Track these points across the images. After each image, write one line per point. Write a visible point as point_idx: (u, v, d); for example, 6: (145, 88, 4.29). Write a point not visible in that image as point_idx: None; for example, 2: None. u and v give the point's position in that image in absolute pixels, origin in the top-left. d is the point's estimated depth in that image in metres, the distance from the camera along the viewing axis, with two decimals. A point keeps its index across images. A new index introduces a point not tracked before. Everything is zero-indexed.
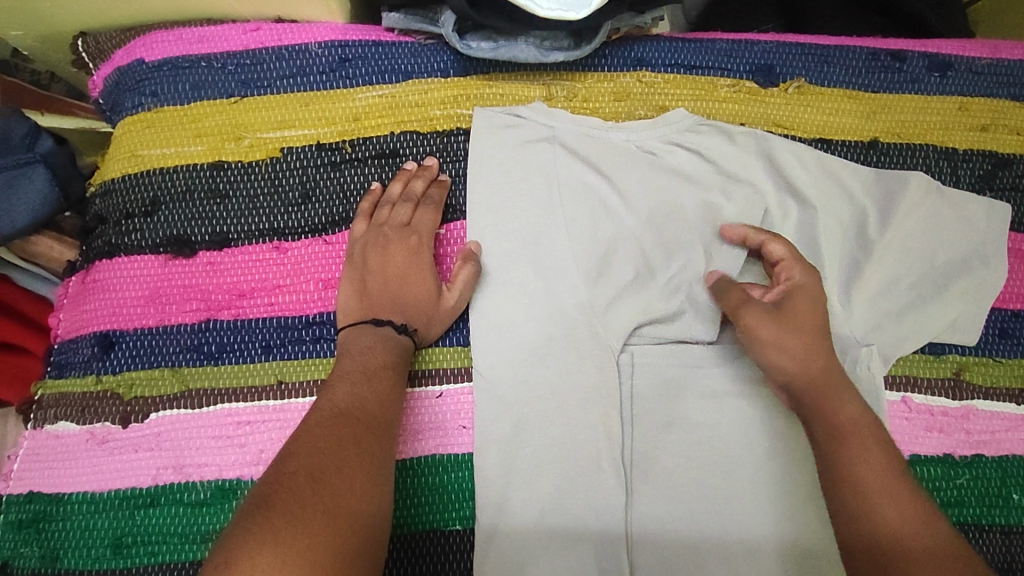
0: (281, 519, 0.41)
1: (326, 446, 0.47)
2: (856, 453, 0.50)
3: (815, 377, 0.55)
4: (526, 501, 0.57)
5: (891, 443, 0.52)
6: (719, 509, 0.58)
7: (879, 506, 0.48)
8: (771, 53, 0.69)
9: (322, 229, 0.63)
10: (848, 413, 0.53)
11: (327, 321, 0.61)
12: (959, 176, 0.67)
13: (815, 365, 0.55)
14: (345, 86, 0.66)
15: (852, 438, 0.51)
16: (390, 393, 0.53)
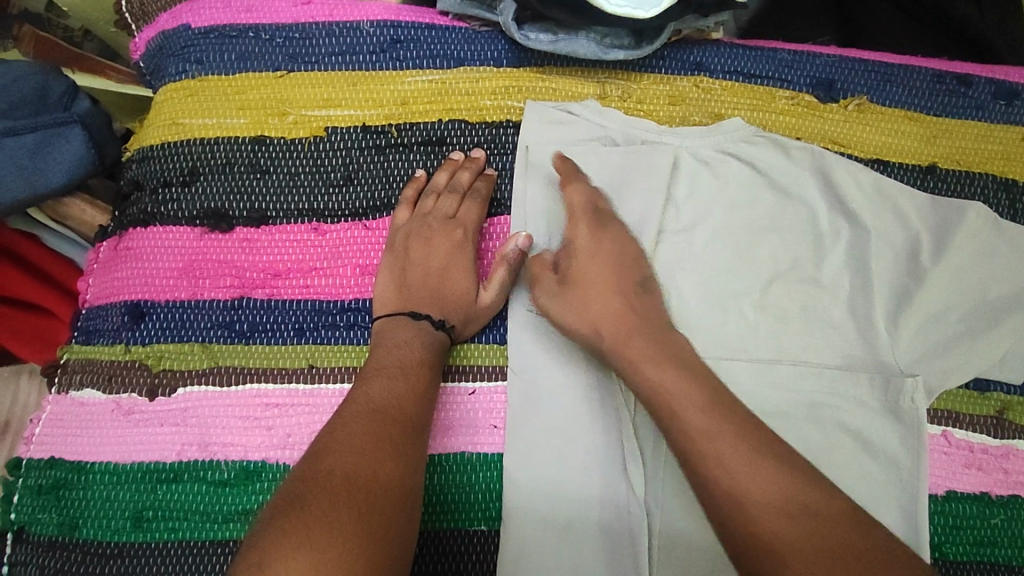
0: (315, 520, 0.40)
1: (361, 445, 0.46)
2: (670, 405, 0.49)
3: (602, 335, 0.55)
4: (553, 506, 0.56)
5: (666, 397, 0.50)
6: None
7: (711, 462, 0.46)
8: (833, 67, 0.67)
9: (362, 213, 0.62)
10: (643, 372, 0.51)
11: (362, 308, 0.60)
12: (1017, 209, 0.65)
13: (599, 329, 0.55)
14: (395, 68, 0.65)
15: (663, 392, 0.50)
16: (427, 391, 0.52)
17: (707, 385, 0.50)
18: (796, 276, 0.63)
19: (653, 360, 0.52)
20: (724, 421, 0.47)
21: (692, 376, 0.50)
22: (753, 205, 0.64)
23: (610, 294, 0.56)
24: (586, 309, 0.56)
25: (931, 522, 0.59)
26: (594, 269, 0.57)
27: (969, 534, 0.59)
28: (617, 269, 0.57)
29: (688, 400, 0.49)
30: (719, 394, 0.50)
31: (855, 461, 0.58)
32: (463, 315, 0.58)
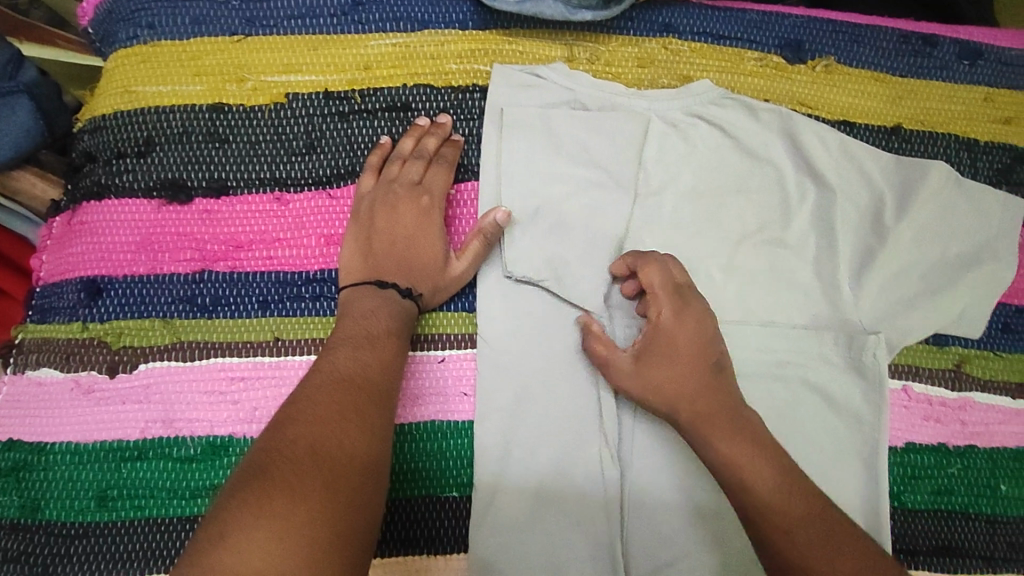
0: (280, 489, 0.40)
1: (328, 413, 0.45)
2: (748, 486, 0.47)
3: (681, 414, 0.52)
4: (525, 471, 0.56)
5: (756, 479, 0.47)
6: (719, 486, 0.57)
7: (797, 549, 0.45)
8: (801, 27, 0.67)
9: (327, 182, 0.61)
10: (718, 448, 0.49)
11: (328, 278, 0.59)
12: (977, 168, 0.66)
13: (685, 407, 0.52)
14: (357, 31, 0.63)
15: (740, 475, 0.48)
16: (394, 359, 0.51)
17: (778, 460, 0.49)
18: (764, 238, 0.63)
19: (729, 437, 0.49)
20: (801, 504, 0.46)
21: (761, 449, 0.49)
22: (723, 168, 0.64)
23: (690, 374, 0.52)
24: (666, 388, 0.52)
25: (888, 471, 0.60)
26: (679, 348, 0.53)
27: (928, 483, 0.60)
28: (697, 348, 0.53)
29: (757, 470, 0.48)
30: (784, 463, 0.48)
31: (819, 416, 0.60)
32: (432, 283, 0.57)
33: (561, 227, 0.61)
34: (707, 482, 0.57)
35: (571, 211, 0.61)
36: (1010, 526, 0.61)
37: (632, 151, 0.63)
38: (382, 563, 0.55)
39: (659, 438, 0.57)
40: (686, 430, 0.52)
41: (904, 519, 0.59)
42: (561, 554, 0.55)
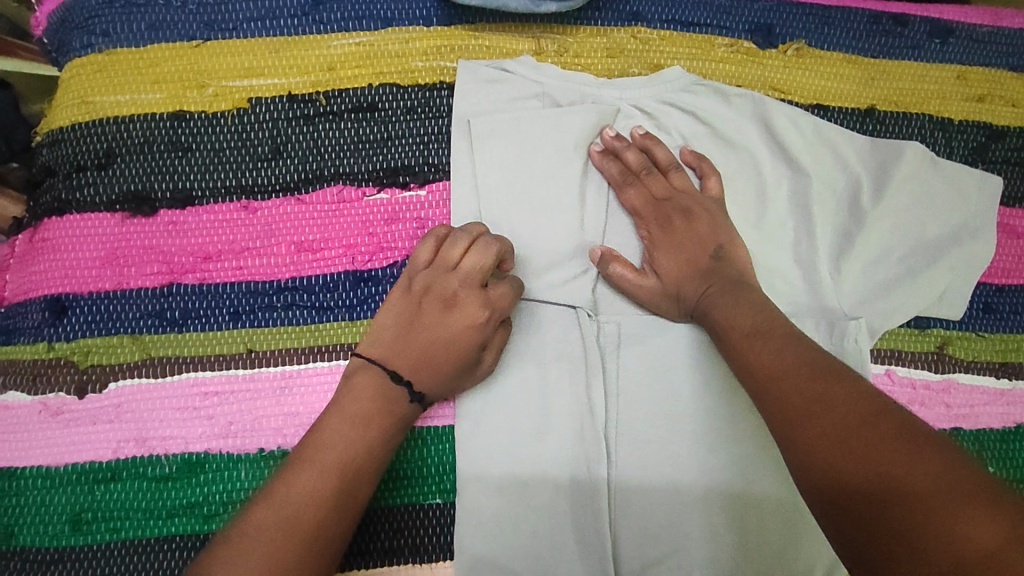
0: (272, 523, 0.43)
1: (332, 447, 0.47)
2: (746, 338, 0.52)
3: (687, 291, 0.58)
4: (507, 471, 0.55)
5: (753, 332, 0.52)
6: (703, 480, 0.56)
7: (778, 386, 0.47)
8: (771, 11, 0.66)
9: (294, 188, 0.59)
10: (714, 315, 0.55)
11: (300, 286, 0.58)
12: (953, 147, 0.66)
13: (687, 285, 0.58)
14: (319, 31, 0.61)
15: (731, 334, 0.53)
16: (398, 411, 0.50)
17: (768, 316, 0.53)
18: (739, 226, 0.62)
19: (750, 331, 0.52)
20: (787, 352, 0.49)
21: (755, 309, 0.54)
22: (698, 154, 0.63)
23: (696, 255, 0.59)
24: (671, 258, 0.59)
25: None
26: (692, 236, 0.59)
27: None
28: (703, 240, 0.59)
29: (754, 344, 0.51)
30: (774, 320, 0.53)
31: None
32: (453, 349, 0.52)
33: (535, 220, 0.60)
34: (694, 475, 0.56)
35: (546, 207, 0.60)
36: None
37: (603, 141, 0.62)
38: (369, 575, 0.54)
39: (643, 432, 0.57)
40: (694, 309, 0.57)
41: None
42: (551, 555, 0.54)
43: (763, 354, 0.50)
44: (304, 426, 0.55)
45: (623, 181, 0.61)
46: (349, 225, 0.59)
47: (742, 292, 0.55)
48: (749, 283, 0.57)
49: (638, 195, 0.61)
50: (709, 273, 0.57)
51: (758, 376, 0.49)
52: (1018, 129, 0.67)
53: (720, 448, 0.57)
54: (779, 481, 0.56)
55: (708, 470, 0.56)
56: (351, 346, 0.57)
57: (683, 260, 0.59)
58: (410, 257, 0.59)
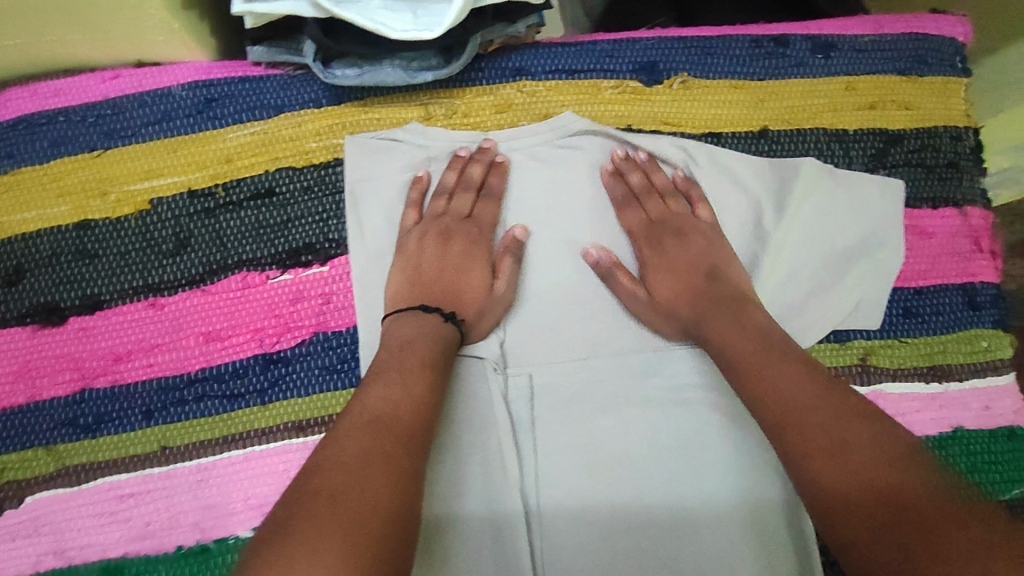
0: (327, 527, 0.40)
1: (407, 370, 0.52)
2: (757, 365, 0.52)
3: (684, 314, 0.60)
4: (436, 532, 0.57)
5: (789, 351, 0.53)
6: (622, 519, 0.58)
7: (809, 410, 0.47)
8: (653, 49, 0.67)
9: (200, 280, 0.60)
10: (714, 336, 0.57)
11: (211, 377, 0.58)
12: (851, 157, 0.67)
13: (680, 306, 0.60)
14: (213, 127, 0.63)
15: (738, 367, 0.54)
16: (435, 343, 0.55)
17: (763, 337, 0.54)
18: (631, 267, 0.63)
19: (755, 355, 0.53)
20: (803, 378, 0.50)
21: (756, 331, 0.55)
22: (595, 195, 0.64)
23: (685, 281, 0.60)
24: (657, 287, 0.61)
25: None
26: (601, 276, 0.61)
27: None
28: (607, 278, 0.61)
29: (777, 368, 0.51)
30: (769, 338, 0.54)
31: (726, 432, 0.60)
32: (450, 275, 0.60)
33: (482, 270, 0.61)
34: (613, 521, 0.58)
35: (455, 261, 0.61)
36: None
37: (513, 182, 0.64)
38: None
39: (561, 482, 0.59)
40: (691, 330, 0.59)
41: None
42: None
43: (861, 420, 0.46)
44: (222, 517, 0.56)
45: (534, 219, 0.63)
46: (256, 310, 0.60)
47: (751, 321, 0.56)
48: (748, 307, 0.57)
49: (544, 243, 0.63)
50: (706, 291, 0.59)
51: (766, 404, 0.50)
52: (913, 131, 0.68)
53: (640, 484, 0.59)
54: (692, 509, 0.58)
55: (623, 516, 0.58)
56: (266, 431, 0.58)
57: (677, 279, 0.61)
58: (318, 334, 0.60)
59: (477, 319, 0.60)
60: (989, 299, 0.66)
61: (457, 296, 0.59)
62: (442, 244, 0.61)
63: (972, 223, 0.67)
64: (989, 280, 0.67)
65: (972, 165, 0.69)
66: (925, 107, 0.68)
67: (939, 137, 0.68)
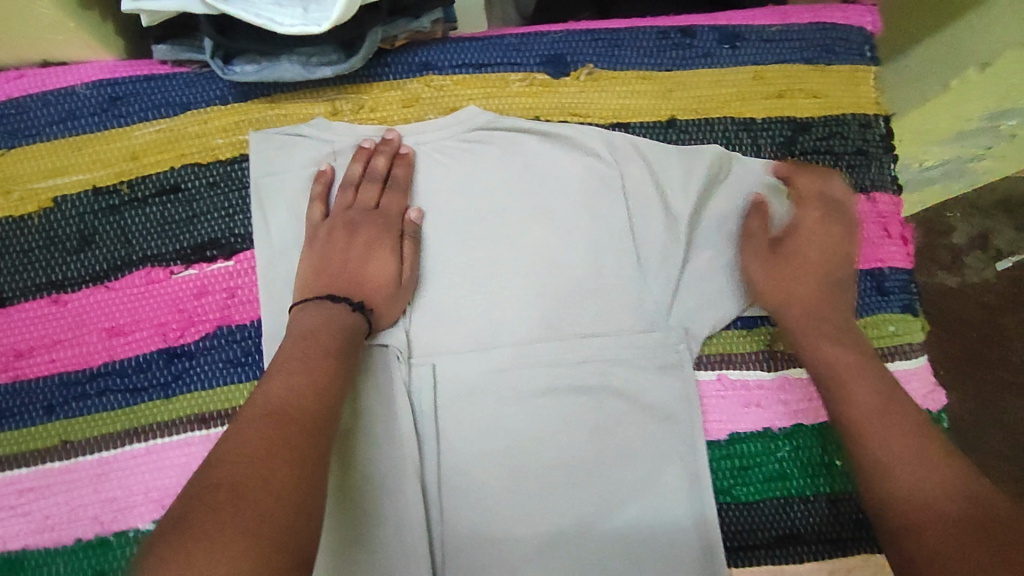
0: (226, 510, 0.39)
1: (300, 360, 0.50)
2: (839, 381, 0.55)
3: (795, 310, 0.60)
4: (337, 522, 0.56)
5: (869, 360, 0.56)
6: (532, 509, 0.58)
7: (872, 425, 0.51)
8: (560, 42, 0.67)
9: (103, 276, 0.60)
10: (822, 348, 0.57)
11: (113, 372, 0.59)
12: (760, 145, 0.67)
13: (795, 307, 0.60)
14: (118, 125, 0.63)
15: (836, 377, 0.55)
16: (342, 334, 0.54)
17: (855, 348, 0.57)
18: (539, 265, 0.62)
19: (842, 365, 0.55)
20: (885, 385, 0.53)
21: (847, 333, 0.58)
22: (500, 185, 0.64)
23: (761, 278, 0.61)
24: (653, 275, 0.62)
25: (715, 468, 0.61)
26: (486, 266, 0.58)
27: (759, 472, 0.61)
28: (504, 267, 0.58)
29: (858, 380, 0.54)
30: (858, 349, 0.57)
31: (631, 423, 0.60)
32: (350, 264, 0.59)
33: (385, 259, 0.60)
34: (520, 512, 0.58)
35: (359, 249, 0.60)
36: (855, 501, 0.61)
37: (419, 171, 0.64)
38: None
39: (468, 474, 0.59)
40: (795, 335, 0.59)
41: (738, 512, 0.60)
42: None
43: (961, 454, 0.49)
44: (122, 510, 0.56)
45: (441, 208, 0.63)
46: (159, 304, 0.60)
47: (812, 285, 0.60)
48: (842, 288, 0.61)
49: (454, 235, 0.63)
50: (798, 268, 0.61)
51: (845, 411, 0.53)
52: (821, 119, 0.68)
53: (547, 473, 0.59)
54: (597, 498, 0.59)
55: (531, 506, 0.58)
56: (168, 424, 0.58)
57: (793, 290, 0.60)
58: (221, 327, 0.60)
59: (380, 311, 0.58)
60: (901, 285, 0.67)
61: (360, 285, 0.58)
62: (348, 235, 0.60)
63: (881, 209, 0.68)
64: (900, 266, 0.67)
65: (882, 152, 0.69)
66: (833, 94, 0.69)
67: (849, 124, 0.68)
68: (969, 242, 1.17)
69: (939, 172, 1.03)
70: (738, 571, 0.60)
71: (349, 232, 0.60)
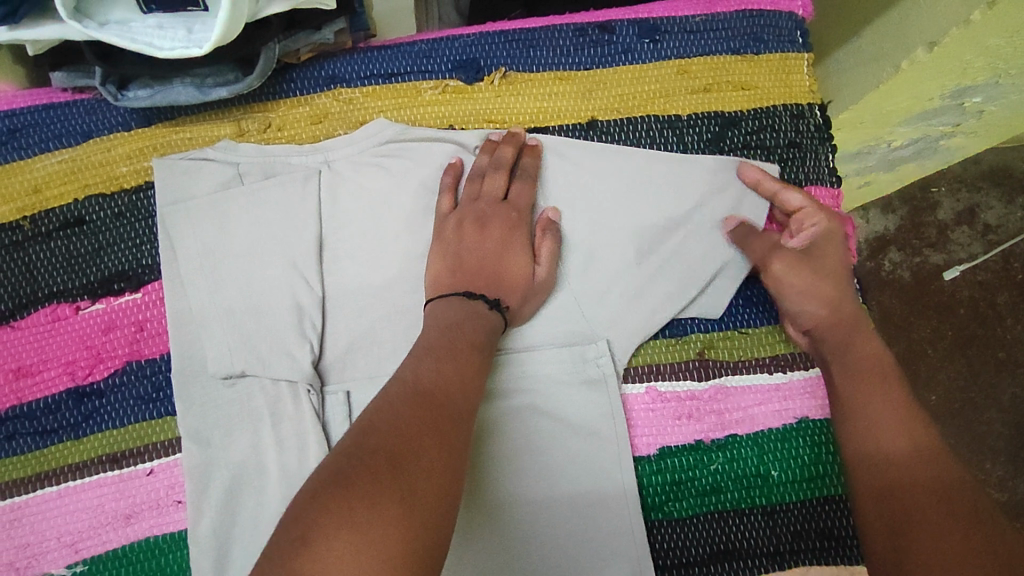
0: (392, 500, 0.40)
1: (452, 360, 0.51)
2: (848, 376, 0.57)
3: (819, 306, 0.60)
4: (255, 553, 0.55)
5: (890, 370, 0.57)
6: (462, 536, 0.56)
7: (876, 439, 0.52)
8: (473, 46, 0.65)
9: (9, 315, 0.59)
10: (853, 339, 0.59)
11: (22, 414, 0.58)
12: (686, 144, 0.65)
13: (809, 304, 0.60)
14: (20, 158, 0.61)
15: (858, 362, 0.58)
16: (474, 327, 0.55)
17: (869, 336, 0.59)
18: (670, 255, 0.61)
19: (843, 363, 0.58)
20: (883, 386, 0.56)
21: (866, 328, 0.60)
22: (412, 201, 0.62)
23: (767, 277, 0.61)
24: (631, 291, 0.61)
25: (645, 484, 0.59)
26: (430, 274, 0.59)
27: (691, 487, 0.59)
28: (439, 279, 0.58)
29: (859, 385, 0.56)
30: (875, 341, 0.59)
31: (556, 440, 0.59)
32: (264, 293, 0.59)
33: (300, 283, 0.59)
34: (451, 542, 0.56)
35: (275, 278, 0.59)
36: (792, 512, 0.59)
37: (330, 189, 0.62)
38: None
39: None
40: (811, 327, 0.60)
41: (671, 529, 0.59)
42: None
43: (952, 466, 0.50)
44: (35, 556, 0.56)
45: (361, 224, 0.62)
46: (67, 342, 0.59)
47: (802, 293, 0.60)
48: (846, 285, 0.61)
49: (369, 255, 0.61)
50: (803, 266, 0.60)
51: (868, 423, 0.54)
52: (751, 112, 0.65)
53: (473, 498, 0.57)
54: (522, 521, 0.57)
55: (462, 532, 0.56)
56: (77, 466, 0.57)
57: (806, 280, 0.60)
58: (131, 363, 0.59)
59: (298, 338, 0.58)
60: None
61: (268, 316, 0.58)
62: (479, 229, 0.59)
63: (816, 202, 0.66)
64: None
65: (817, 142, 0.66)
66: (762, 85, 0.66)
67: (780, 116, 0.66)
68: (954, 217, 1.14)
69: (909, 152, 1.00)
70: None
71: (480, 229, 0.60)
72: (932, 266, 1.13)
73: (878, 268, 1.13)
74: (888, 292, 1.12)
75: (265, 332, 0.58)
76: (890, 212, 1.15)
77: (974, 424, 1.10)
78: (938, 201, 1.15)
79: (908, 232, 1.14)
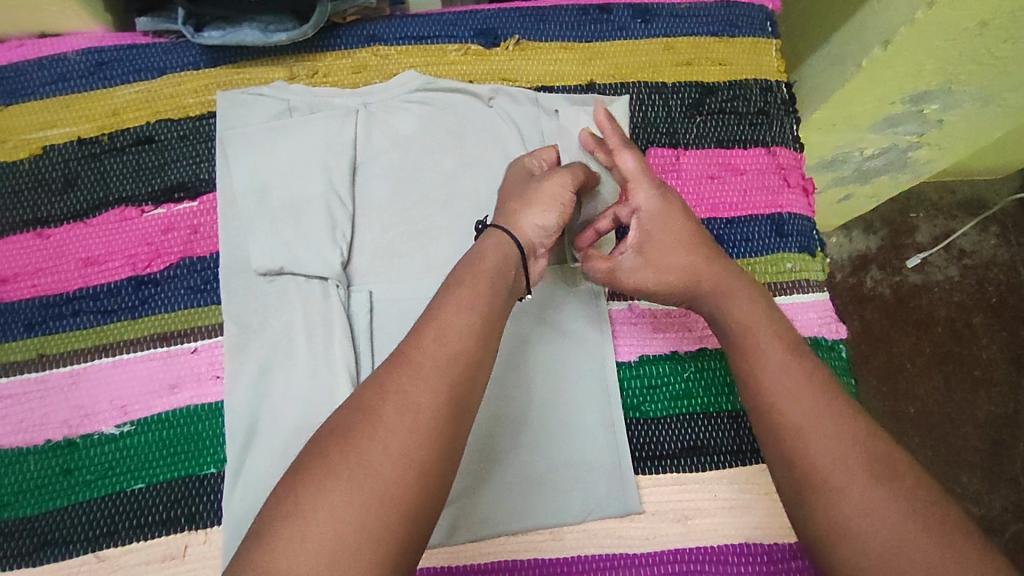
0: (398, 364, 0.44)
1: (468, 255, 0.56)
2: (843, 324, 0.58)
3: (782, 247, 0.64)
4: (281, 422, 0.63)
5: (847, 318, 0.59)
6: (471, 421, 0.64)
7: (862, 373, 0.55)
8: (492, 18, 0.77)
9: (84, 214, 0.69)
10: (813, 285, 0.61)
11: (87, 295, 0.67)
12: (670, 106, 0.76)
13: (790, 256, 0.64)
14: (103, 86, 0.72)
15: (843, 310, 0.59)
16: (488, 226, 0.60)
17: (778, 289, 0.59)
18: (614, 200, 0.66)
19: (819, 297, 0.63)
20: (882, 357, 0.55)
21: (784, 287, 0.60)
22: (434, 137, 0.73)
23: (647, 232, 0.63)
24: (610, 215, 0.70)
25: (625, 386, 0.68)
26: None
27: (665, 392, 0.68)
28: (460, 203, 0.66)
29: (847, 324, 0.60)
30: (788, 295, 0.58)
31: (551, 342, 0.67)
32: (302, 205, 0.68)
33: (333, 198, 0.69)
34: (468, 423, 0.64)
35: (311, 193, 0.68)
36: None
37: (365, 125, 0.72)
38: (148, 545, 0.61)
39: None
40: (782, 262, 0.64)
41: (647, 427, 0.67)
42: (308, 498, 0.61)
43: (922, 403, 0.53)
44: (89, 416, 0.64)
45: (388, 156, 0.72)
46: (130, 238, 0.68)
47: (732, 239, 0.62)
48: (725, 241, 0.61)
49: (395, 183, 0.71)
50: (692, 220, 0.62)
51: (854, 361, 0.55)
52: (727, 83, 0.77)
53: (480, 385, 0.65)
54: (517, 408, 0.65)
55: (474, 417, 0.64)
56: (132, 341, 0.65)
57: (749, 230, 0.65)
58: (184, 258, 0.68)
59: (327, 244, 0.67)
60: (803, 229, 0.74)
61: (304, 225, 0.67)
62: None
63: (780, 161, 0.76)
64: (802, 214, 0.75)
65: (784, 113, 0.77)
66: (736, 63, 0.77)
67: (751, 88, 0.77)
68: (932, 241, 1.24)
69: (882, 163, 1.06)
70: (648, 478, 0.65)
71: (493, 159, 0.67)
72: (912, 285, 1.22)
73: (861, 284, 1.22)
74: (870, 307, 1.20)
75: (302, 234, 0.67)
76: (871, 232, 1.25)
77: (950, 436, 1.14)
78: (916, 225, 1.25)
79: (887, 252, 1.23)
